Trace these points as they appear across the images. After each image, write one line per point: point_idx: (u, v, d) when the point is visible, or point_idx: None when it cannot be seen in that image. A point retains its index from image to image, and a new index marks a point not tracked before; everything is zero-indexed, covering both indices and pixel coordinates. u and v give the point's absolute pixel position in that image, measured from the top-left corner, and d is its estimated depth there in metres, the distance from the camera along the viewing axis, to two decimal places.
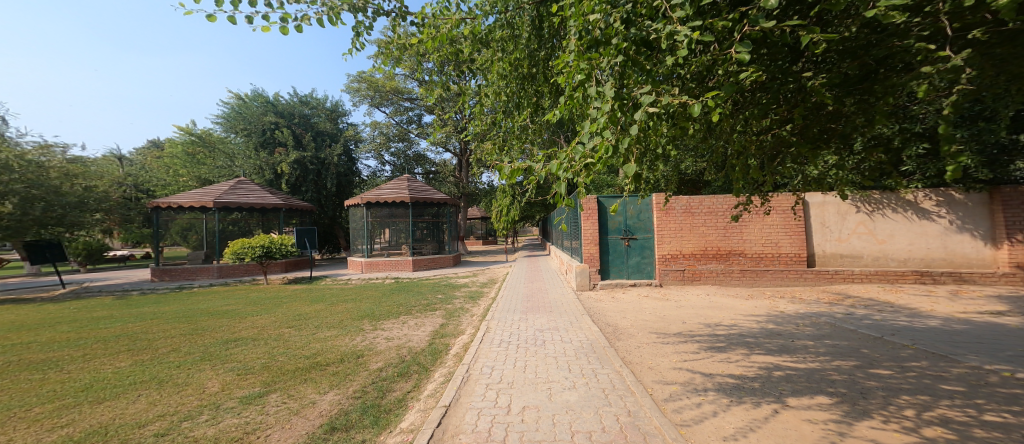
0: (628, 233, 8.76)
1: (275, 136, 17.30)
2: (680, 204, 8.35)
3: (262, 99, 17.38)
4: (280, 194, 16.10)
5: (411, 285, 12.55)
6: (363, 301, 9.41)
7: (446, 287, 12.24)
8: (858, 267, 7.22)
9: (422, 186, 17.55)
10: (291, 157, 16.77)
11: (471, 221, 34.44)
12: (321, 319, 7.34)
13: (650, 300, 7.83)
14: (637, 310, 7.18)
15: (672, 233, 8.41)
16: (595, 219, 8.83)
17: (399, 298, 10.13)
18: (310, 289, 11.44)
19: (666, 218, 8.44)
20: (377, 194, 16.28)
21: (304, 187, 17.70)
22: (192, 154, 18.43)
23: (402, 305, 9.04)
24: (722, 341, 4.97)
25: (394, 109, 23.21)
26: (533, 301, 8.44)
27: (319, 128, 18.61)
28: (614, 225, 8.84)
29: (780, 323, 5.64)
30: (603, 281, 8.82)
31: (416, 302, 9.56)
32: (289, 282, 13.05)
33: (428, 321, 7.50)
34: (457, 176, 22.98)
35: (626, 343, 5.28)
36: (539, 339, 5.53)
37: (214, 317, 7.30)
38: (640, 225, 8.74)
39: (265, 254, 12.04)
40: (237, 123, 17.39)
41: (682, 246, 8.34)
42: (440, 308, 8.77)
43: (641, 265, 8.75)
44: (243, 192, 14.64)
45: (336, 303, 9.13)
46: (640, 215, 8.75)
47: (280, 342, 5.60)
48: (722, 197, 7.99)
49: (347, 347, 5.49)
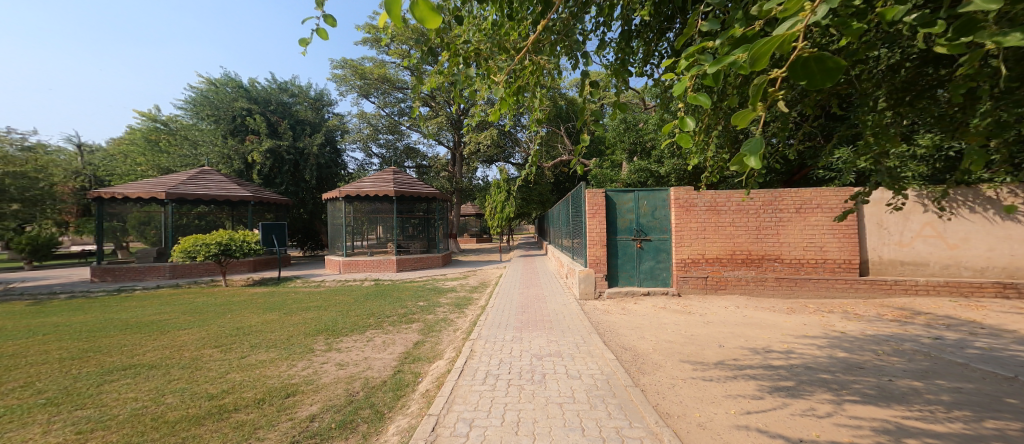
0: (640, 234, 7.50)
1: (246, 123, 15.67)
2: (704, 199, 6.96)
3: (233, 83, 15.80)
4: (250, 185, 14.57)
5: (392, 289, 11.11)
6: (328, 310, 7.96)
7: (431, 291, 10.81)
8: (922, 276, 5.97)
9: (409, 180, 15.88)
10: (265, 145, 15.20)
11: (465, 217, 32.99)
12: (265, 334, 5.86)
13: (669, 313, 6.48)
14: (657, 328, 5.85)
15: (694, 233, 7.03)
16: (603, 214, 7.55)
17: (373, 305, 8.65)
18: (272, 293, 9.96)
19: (686, 216, 7.07)
20: (358, 185, 14.73)
21: (279, 178, 16.12)
22: (155, 142, 16.79)
23: (374, 315, 7.63)
24: (787, 377, 3.64)
25: (384, 100, 21.85)
26: (528, 314, 7.06)
27: (299, 117, 17.20)
28: (624, 222, 7.59)
29: (852, 349, 4.33)
30: (610, 289, 7.56)
31: (391, 310, 8.13)
32: (254, 284, 11.55)
33: (400, 338, 6.06)
34: (450, 171, 21.63)
35: (652, 379, 3.92)
36: (536, 372, 4.14)
37: (127, 332, 5.78)
38: (654, 224, 7.45)
39: (222, 252, 10.52)
40: (204, 109, 15.79)
41: (705, 249, 6.97)
42: (418, 320, 7.35)
43: (654, 270, 7.46)
44: (204, 183, 13.08)
45: (295, 310, 7.71)
46: (655, 212, 7.45)
47: (190, 370, 4.14)
48: (754, 192, 6.61)
49: (278, 379, 4.05)
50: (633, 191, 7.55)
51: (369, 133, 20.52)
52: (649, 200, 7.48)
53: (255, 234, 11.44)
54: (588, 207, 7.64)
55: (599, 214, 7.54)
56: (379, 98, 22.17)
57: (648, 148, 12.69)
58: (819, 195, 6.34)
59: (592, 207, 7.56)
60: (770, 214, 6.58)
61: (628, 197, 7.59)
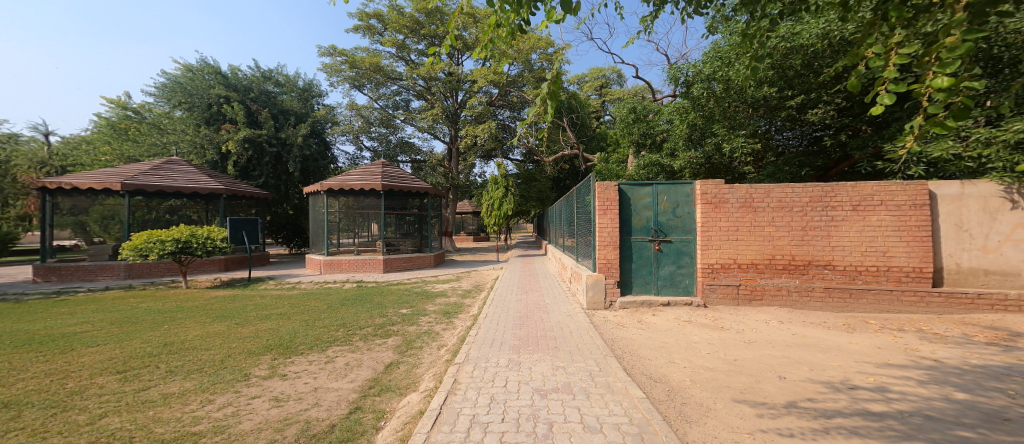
0: (658, 234, 6.39)
1: (223, 111, 14.36)
2: (736, 194, 5.67)
3: (210, 67, 14.51)
4: (224, 176, 13.32)
5: (374, 293, 9.91)
6: (291, 317, 6.74)
7: (417, 296, 9.63)
8: (1012, 289, 4.88)
9: (398, 174, 14.55)
10: (242, 134, 13.88)
11: (461, 215, 31.89)
12: (198, 351, 4.66)
13: (698, 328, 5.33)
14: (687, 347, 4.69)
15: (724, 234, 5.74)
16: (615, 211, 6.47)
17: (349, 311, 7.44)
18: (234, 297, 8.73)
19: (714, 215, 5.78)
20: (342, 177, 13.50)
21: (257, 171, 14.85)
22: (124, 130, 15.51)
23: (348, 324, 6.43)
24: (911, 438, 2.46)
25: (378, 91, 20.69)
26: (527, 328, 5.88)
27: (284, 106, 16.01)
28: (639, 221, 6.51)
29: (969, 387, 3.16)
30: (622, 298, 6.47)
31: (367, 318, 6.94)
32: (220, 286, 10.31)
33: (367, 358, 4.85)
34: (447, 166, 20.47)
35: (703, 434, 2.75)
36: (537, 421, 2.97)
37: (19, 350, 4.58)
38: (675, 223, 6.33)
39: (180, 250, 9.32)
40: (175, 94, 14.43)
41: (738, 253, 5.68)
42: (395, 332, 6.16)
43: (674, 276, 6.34)
44: (169, 174, 11.81)
45: (254, 318, 6.52)
46: (677, 210, 6.33)
47: (51, 415, 2.96)
48: (799, 185, 5.39)
49: (172, 426, 2.88)
50: (650, 185, 6.45)
51: (360, 125, 19.37)
52: (671, 196, 6.36)
53: (222, 230, 10.22)
54: (599, 202, 6.54)
55: (611, 210, 6.47)
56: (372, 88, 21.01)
57: (659, 141, 11.58)
58: (884, 189, 5.14)
59: (602, 202, 6.49)
60: (820, 212, 5.35)
61: (645, 191, 6.48)
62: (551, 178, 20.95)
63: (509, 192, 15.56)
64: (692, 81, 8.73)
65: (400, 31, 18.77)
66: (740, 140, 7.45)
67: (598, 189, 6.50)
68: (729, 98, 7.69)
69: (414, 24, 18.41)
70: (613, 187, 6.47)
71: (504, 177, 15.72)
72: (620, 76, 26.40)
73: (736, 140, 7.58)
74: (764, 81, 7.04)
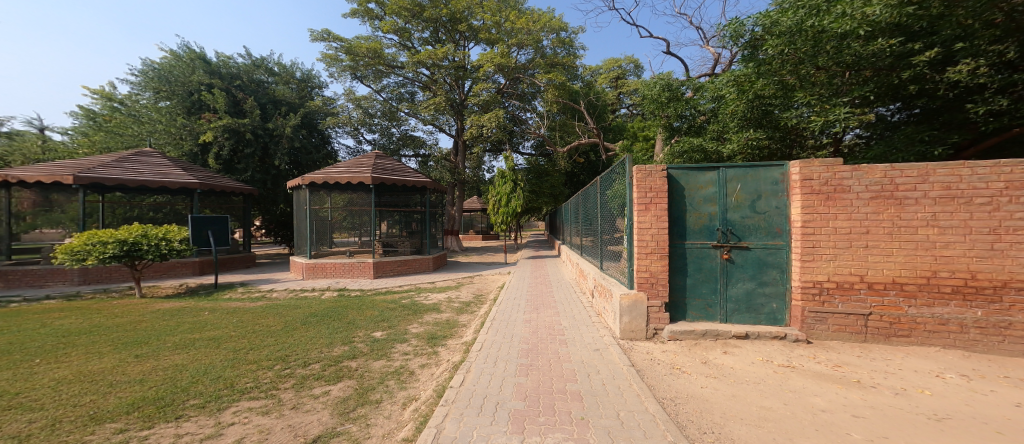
0: (727, 238, 4.40)
1: (203, 99, 13.01)
2: (866, 180, 3.67)
3: (191, 52, 13.19)
4: (202, 169, 11.94)
5: (353, 304, 8.25)
6: (218, 343, 5.03)
7: (402, 310, 7.89)
8: None
9: (392, 166, 12.88)
10: (222, 122, 12.48)
11: (469, 214, 30.32)
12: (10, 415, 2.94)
13: (812, 379, 3.37)
14: (814, 421, 2.75)
15: (847, 238, 3.73)
16: (663, 206, 4.56)
17: (307, 334, 5.72)
18: (180, 309, 7.18)
19: (829, 210, 3.78)
20: (329, 169, 11.91)
21: (241, 163, 13.44)
22: (103, 122, 14.35)
23: (293, 355, 4.70)
24: None
25: (381, 81, 19.46)
26: (536, 376, 3.99)
27: (275, 95, 14.74)
28: (698, 220, 4.57)
29: None
30: (674, 327, 4.57)
31: (323, 346, 5.21)
32: (180, 295, 8.84)
33: (283, 427, 3.06)
34: (453, 160, 18.92)
35: None
36: None
37: None
38: (753, 223, 4.34)
39: (127, 254, 7.86)
40: (152, 81, 13.13)
41: (868, 268, 3.70)
42: (352, 372, 4.38)
43: (753, 297, 4.34)
44: (134, 166, 10.44)
45: (175, 343, 4.88)
46: (757, 204, 4.33)
47: None
48: (984, 164, 3.38)
49: None
50: (714, 170, 4.50)
51: (359, 116, 18.12)
52: (747, 185, 4.37)
53: (182, 229, 8.75)
54: (640, 192, 4.62)
55: (658, 204, 4.57)
56: (374, 79, 19.70)
57: (698, 123, 9.53)
58: None
59: (644, 195, 4.60)
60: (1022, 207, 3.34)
61: (708, 180, 4.53)
62: (565, 173, 19.13)
63: (518, 187, 13.85)
64: (754, 38, 6.74)
65: (402, 15, 17.26)
66: (843, 111, 5.27)
67: (637, 177, 4.62)
68: (820, 55, 5.55)
69: (416, 6, 16.85)
70: (660, 173, 4.58)
71: (512, 170, 14.05)
72: (638, 66, 24.47)
73: (834, 111, 5.40)
74: (879, 24, 4.93)
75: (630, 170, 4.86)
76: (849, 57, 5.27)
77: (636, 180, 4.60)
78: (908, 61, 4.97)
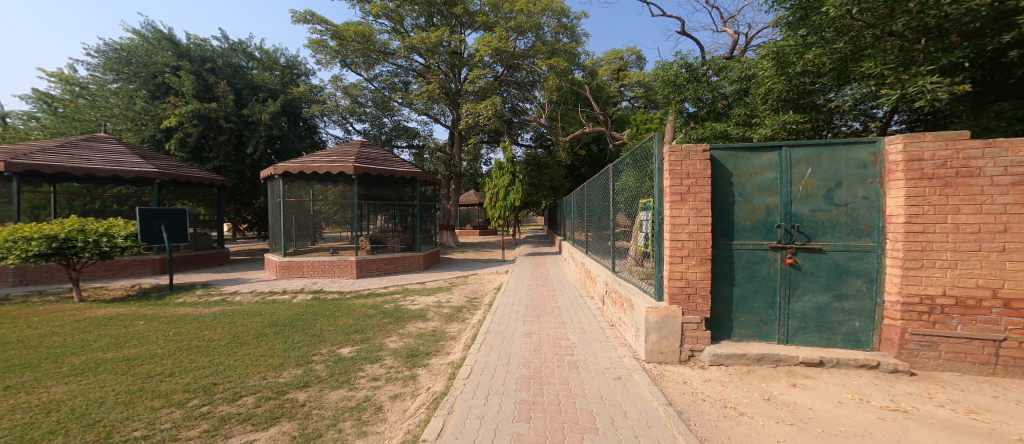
0: (792, 238, 3.36)
1: (168, 82, 11.80)
2: (1005, 159, 2.75)
3: (157, 31, 11.93)
4: (165, 158, 10.79)
5: (326, 310, 7.15)
6: (130, 366, 3.95)
7: (381, 318, 6.80)
8: None
9: (378, 156, 11.79)
10: (189, 107, 11.30)
11: (466, 208, 29.26)
12: None
13: (944, 433, 2.33)
14: None
15: (975, 239, 2.82)
16: (704, 196, 3.54)
17: (254, 351, 4.62)
18: (114, 317, 6.05)
19: (951, 201, 2.85)
20: (307, 158, 10.82)
21: (210, 152, 12.26)
22: (60, 107, 13.08)
23: (221, 384, 3.65)
24: None
25: (373, 69, 18.37)
26: (538, 423, 2.93)
27: (252, 80, 13.57)
28: (751, 214, 3.51)
29: None
30: (720, 349, 3.52)
31: (269, 369, 4.14)
32: (128, 298, 7.70)
33: None
34: (448, 152, 17.87)
35: None
36: None
37: None
38: (829, 218, 3.30)
39: (58, 251, 6.72)
40: (111, 61, 11.88)
41: (1005, 279, 2.79)
42: (292, 410, 3.31)
43: (825, 314, 3.31)
44: (81, 153, 9.26)
45: (71, 369, 3.80)
46: (835, 193, 3.29)
47: None
48: None
49: None
50: (774, 151, 3.46)
51: (347, 104, 16.99)
52: (820, 168, 3.33)
53: (129, 224, 7.67)
54: (672, 180, 3.60)
55: (697, 195, 3.55)
56: (365, 67, 18.59)
57: (719, 108, 8.53)
58: None
59: (681, 183, 3.58)
60: None
61: (766, 163, 3.48)
62: (565, 167, 18.15)
63: (517, 179, 12.79)
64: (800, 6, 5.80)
65: None
66: (927, 80, 4.25)
67: (670, 160, 3.59)
68: (898, 17, 4.52)
69: None
70: (701, 154, 3.54)
71: (510, 161, 13.01)
72: (639, 58, 23.48)
73: (914, 81, 4.38)
74: None
75: (661, 153, 3.84)
76: (932, 18, 4.32)
77: (669, 163, 3.58)
78: (1010, 21, 3.99)
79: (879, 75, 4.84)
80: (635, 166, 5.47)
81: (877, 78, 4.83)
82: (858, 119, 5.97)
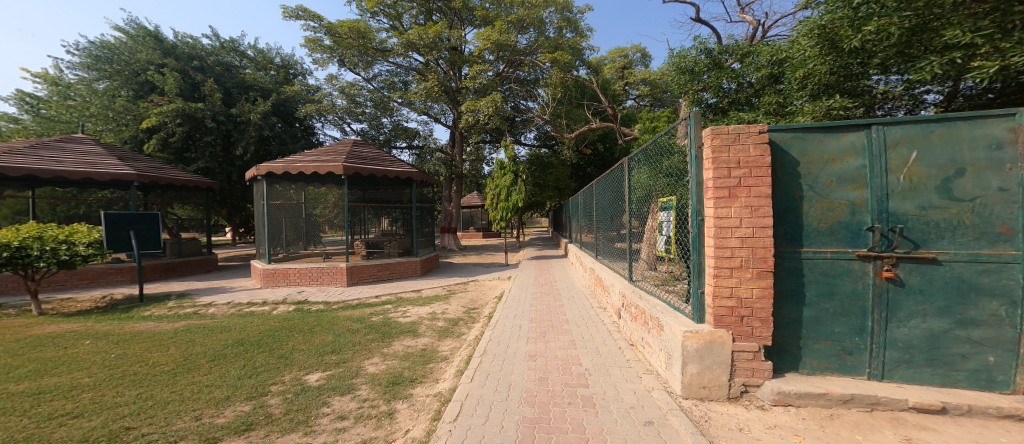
0: (891, 244, 2.50)
1: (150, 80, 11.20)
2: None
3: (140, 27, 11.38)
4: (147, 160, 10.16)
5: (305, 324, 6.37)
6: (32, 405, 3.18)
7: (366, 333, 5.99)
8: None
9: (372, 155, 11.08)
10: (171, 106, 10.71)
11: (469, 211, 28.51)
12: None
13: None
14: None
15: None
16: (760, 191, 2.75)
17: (201, 380, 3.84)
18: (60, 334, 5.30)
19: None
20: (294, 157, 10.14)
21: (196, 153, 11.62)
22: (42, 108, 12.52)
23: (136, 430, 2.89)
24: None
25: (370, 68, 17.71)
26: None
27: (240, 78, 12.94)
28: (828, 213, 2.67)
29: None
30: (788, 386, 2.65)
31: (210, 405, 3.35)
32: (92, 310, 6.97)
33: None
34: (449, 152, 17.15)
35: None
36: None
37: None
38: (945, 217, 2.44)
39: (9, 261, 5.94)
40: (91, 59, 11.29)
41: None
42: None
43: (941, 344, 2.46)
44: (52, 154, 8.65)
45: None
46: (953, 184, 2.43)
47: None
48: None
49: None
50: (859, 130, 2.62)
51: (343, 104, 16.35)
52: (931, 152, 2.48)
53: (93, 230, 6.97)
54: (714, 171, 2.82)
55: (751, 189, 2.77)
56: (363, 66, 17.94)
57: (742, 99, 7.63)
58: None
59: (729, 175, 2.81)
60: None
61: (848, 147, 2.65)
62: (571, 166, 17.34)
63: (520, 179, 11.98)
64: None
65: None
66: None
67: (713, 147, 2.84)
68: None
69: None
70: (756, 137, 2.76)
71: (513, 161, 12.20)
72: (646, 55, 22.58)
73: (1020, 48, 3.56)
74: None
75: (702, 138, 3.06)
76: None
77: (713, 151, 2.82)
78: None
79: (966, 46, 4.00)
80: (646, 164, 4.78)
81: (965, 49, 3.97)
82: (908, 105, 5.14)
